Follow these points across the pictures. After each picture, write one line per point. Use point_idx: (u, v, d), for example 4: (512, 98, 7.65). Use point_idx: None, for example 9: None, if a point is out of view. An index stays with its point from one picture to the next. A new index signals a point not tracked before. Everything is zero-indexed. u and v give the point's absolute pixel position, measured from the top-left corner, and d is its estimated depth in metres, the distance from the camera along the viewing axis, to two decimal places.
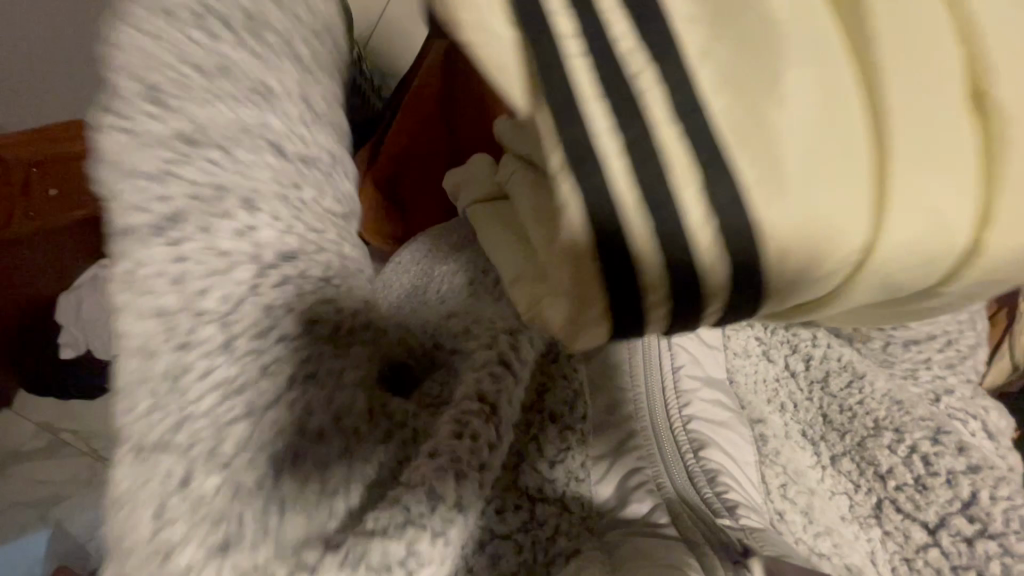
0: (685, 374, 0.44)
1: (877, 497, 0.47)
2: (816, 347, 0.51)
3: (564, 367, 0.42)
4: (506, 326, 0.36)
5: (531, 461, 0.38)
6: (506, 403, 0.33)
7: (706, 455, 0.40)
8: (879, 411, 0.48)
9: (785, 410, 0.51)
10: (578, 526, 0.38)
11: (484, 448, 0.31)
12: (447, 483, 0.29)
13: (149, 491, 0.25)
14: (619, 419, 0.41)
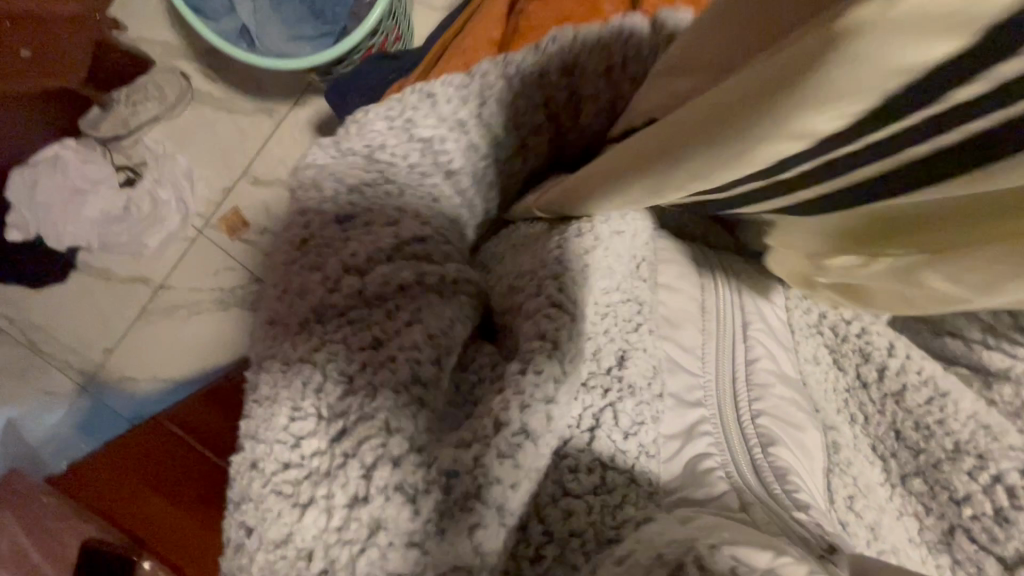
0: (761, 369, 0.44)
1: (950, 524, 0.44)
2: (893, 357, 0.46)
3: (643, 339, 0.41)
4: (553, 272, 0.39)
5: (606, 430, 0.36)
6: (568, 340, 0.36)
7: (773, 450, 0.39)
8: (963, 434, 0.43)
9: (856, 420, 0.49)
10: (645, 498, 0.35)
11: (551, 383, 0.34)
12: (511, 410, 0.33)
13: (290, 395, 0.36)
14: (692, 402, 0.40)
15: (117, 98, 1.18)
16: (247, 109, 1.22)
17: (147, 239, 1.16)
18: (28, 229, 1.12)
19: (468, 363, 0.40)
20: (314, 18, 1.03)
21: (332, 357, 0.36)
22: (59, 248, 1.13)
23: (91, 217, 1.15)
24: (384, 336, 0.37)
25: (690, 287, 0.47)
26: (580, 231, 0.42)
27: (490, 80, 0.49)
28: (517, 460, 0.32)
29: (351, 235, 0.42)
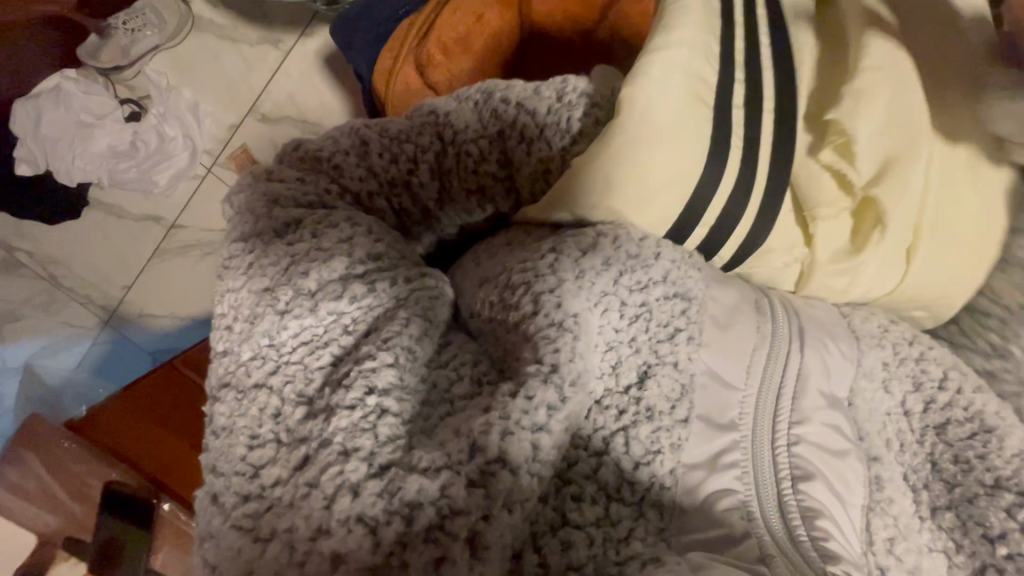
0: (813, 389, 0.39)
1: (981, 563, 0.40)
2: (943, 391, 0.44)
3: (675, 352, 0.37)
4: (547, 283, 0.35)
5: (615, 458, 0.34)
6: (568, 362, 0.33)
7: (804, 486, 0.35)
8: (1005, 470, 0.41)
9: (892, 447, 0.42)
10: (654, 535, 0.33)
11: (542, 411, 0.31)
12: (491, 436, 0.30)
13: (246, 423, 0.34)
14: (723, 424, 0.36)
15: (116, 24, 1.10)
16: (250, 39, 1.14)
17: (156, 176, 1.11)
18: (38, 163, 1.05)
19: (447, 360, 0.37)
20: None
21: (289, 378, 0.34)
22: (70, 182, 1.07)
23: (99, 151, 1.08)
24: (344, 355, 0.35)
25: (743, 285, 0.42)
26: (588, 235, 0.38)
27: (423, 139, 0.44)
28: (490, 489, 0.29)
29: (294, 253, 0.37)
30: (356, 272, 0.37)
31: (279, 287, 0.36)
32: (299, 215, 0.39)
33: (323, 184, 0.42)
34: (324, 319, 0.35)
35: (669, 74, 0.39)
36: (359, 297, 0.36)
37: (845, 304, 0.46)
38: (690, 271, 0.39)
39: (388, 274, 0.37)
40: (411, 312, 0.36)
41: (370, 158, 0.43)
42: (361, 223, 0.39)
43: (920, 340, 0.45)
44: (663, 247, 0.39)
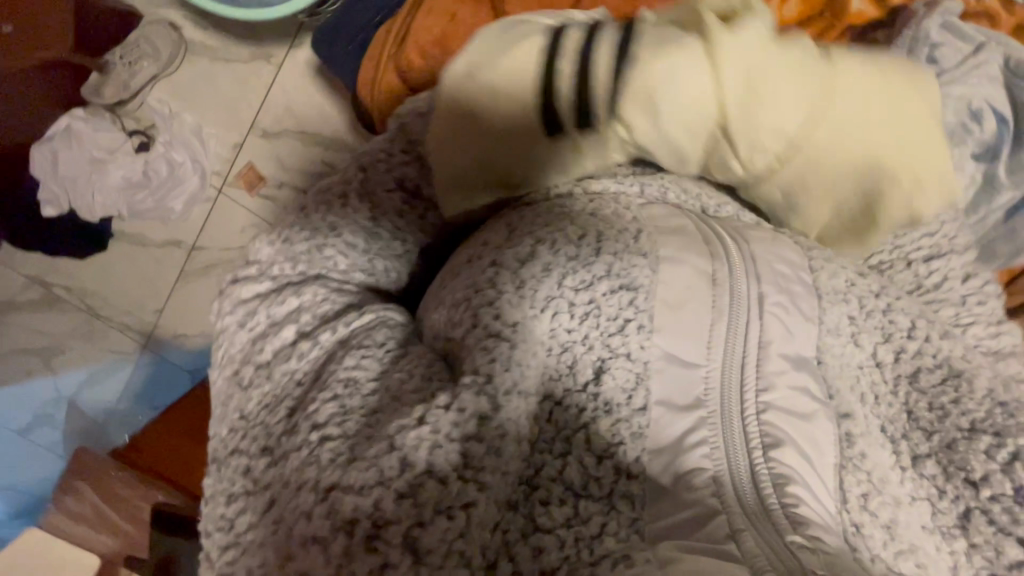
0: (775, 353, 0.40)
1: (965, 506, 0.41)
2: (912, 339, 0.44)
3: (628, 342, 0.38)
4: (486, 298, 0.38)
5: (578, 455, 0.36)
6: (502, 372, 0.35)
7: (773, 455, 0.36)
8: (979, 413, 0.43)
9: (865, 400, 0.42)
10: (628, 528, 0.34)
11: (473, 421, 0.34)
12: (420, 451, 0.32)
13: (223, 488, 0.39)
14: (685, 406, 0.37)
15: (113, 60, 1.14)
16: (241, 57, 1.16)
17: (172, 203, 1.15)
18: (61, 203, 1.09)
19: (399, 364, 0.39)
20: None
21: (255, 437, 0.39)
22: (93, 220, 1.12)
23: (116, 185, 1.12)
24: (297, 403, 0.38)
25: (698, 257, 0.42)
26: (525, 246, 0.41)
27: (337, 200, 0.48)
28: (417, 499, 0.31)
29: (257, 338, 0.44)
30: (298, 325, 0.43)
31: (250, 356, 0.43)
32: (255, 304, 0.46)
33: (271, 261, 0.47)
34: (281, 374, 0.41)
35: (486, 49, 0.45)
36: (301, 346, 0.41)
37: (815, 258, 0.45)
38: (637, 258, 0.41)
39: (323, 317, 0.43)
40: (346, 347, 0.40)
41: (308, 221, 0.48)
42: (305, 292, 0.45)
43: (886, 293, 0.46)
44: (605, 240, 0.41)
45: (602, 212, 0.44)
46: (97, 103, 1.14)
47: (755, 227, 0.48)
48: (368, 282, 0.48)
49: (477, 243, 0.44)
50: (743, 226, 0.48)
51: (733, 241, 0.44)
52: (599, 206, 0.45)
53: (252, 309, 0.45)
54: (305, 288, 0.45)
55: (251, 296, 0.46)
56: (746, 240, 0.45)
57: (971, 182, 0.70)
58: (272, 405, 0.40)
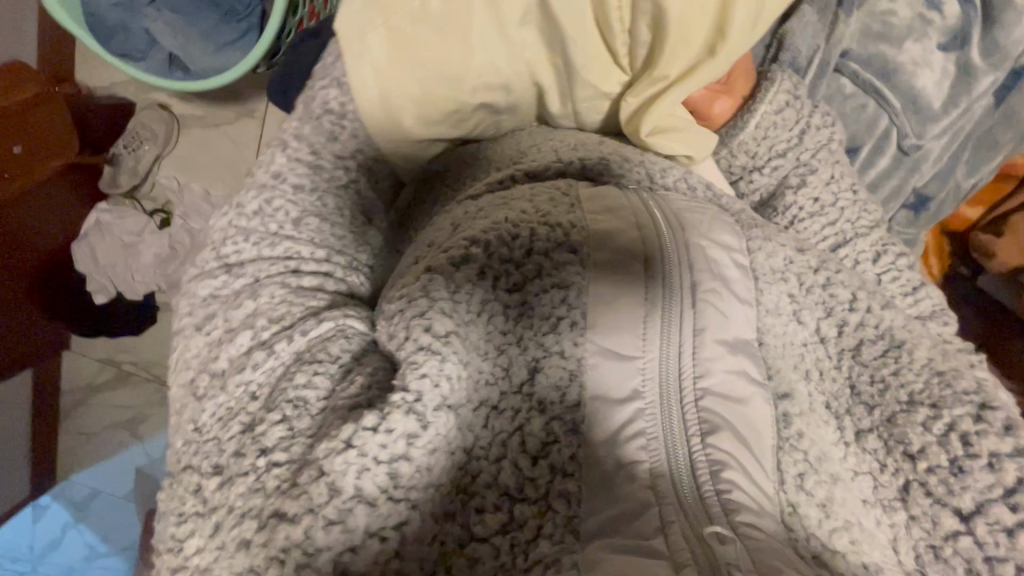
0: (710, 340, 0.38)
1: (905, 479, 0.40)
2: (853, 311, 0.44)
3: (561, 341, 0.38)
4: (418, 307, 0.37)
5: (513, 458, 0.36)
6: (431, 390, 0.35)
7: (713, 442, 0.35)
8: (916, 384, 0.42)
9: (810, 377, 0.42)
10: (562, 528, 0.34)
11: (401, 441, 0.34)
12: (347, 476, 0.33)
13: (175, 505, 0.40)
14: (622, 398, 0.36)
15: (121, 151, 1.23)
16: (228, 118, 1.26)
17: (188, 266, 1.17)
18: (110, 289, 1.19)
19: (348, 375, 0.39)
20: (229, 19, 1.00)
21: (207, 453, 0.39)
22: (138, 297, 1.20)
23: (149, 262, 1.19)
24: (251, 419, 0.39)
25: (627, 249, 0.41)
26: (459, 247, 0.39)
27: (294, 175, 0.51)
28: (348, 524, 0.33)
29: (216, 349, 0.44)
30: (260, 321, 0.43)
31: (209, 366, 0.44)
32: (213, 306, 0.47)
33: (225, 236, 0.49)
34: (235, 391, 0.41)
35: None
36: (258, 353, 0.41)
37: (753, 238, 0.44)
38: (567, 257, 0.40)
39: (278, 307, 0.44)
40: (307, 346, 0.41)
41: (260, 187, 0.51)
42: (262, 294, 0.45)
43: (825, 268, 0.44)
44: (536, 241, 0.40)
45: (539, 202, 0.44)
46: (116, 195, 1.24)
47: (694, 204, 0.47)
48: (323, 268, 0.48)
49: (421, 247, 0.45)
50: (680, 203, 0.46)
51: (666, 225, 0.43)
52: (534, 194, 0.45)
53: (209, 314, 0.46)
54: (268, 287, 0.45)
55: (213, 289, 0.48)
56: (680, 223, 0.43)
57: (943, 74, 0.63)
58: (230, 406, 0.41)
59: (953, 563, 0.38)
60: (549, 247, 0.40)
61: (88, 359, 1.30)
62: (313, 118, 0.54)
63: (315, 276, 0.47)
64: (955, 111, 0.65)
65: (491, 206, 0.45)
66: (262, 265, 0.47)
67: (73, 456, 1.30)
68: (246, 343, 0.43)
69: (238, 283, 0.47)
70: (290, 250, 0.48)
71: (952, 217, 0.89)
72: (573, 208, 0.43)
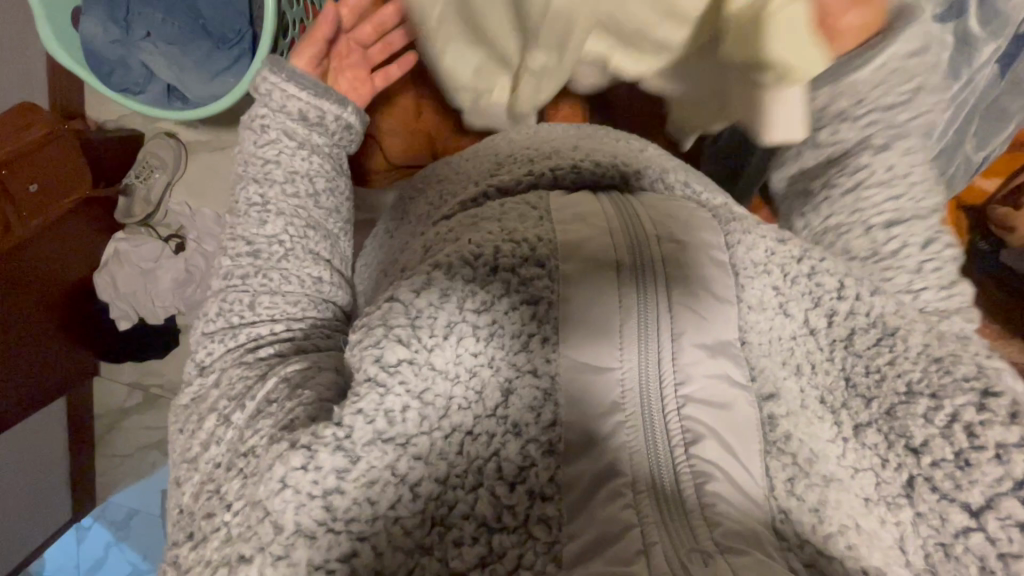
0: (688, 345, 0.38)
1: (909, 475, 0.37)
2: (842, 300, 0.41)
3: (533, 359, 0.38)
4: (373, 336, 0.37)
5: (490, 487, 0.35)
6: (362, 426, 0.35)
7: (696, 450, 0.35)
8: (915, 374, 0.38)
9: (800, 372, 0.42)
10: (543, 556, 0.34)
11: (332, 476, 0.34)
12: (287, 513, 0.33)
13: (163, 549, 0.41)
14: (600, 412, 0.36)
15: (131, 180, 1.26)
16: (231, 141, 1.29)
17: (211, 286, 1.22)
18: (132, 315, 1.23)
19: (290, 405, 0.39)
20: (221, 46, 1.02)
21: (180, 531, 0.40)
22: (158, 320, 1.24)
23: (167, 286, 1.22)
24: (214, 485, 0.39)
25: (602, 257, 0.41)
26: (423, 272, 0.39)
27: (240, 267, 0.51)
28: (291, 559, 0.33)
29: (201, 403, 0.46)
30: (217, 408, 0.43)
31: (185, 456, 0.44)
32: (191, 401, 0.48)
33: (199, 345, 0.50)
34: (200, 470, 0.41)
35: None
36: (212, 445, 0.41)
37: (732, 233, 0.44)
38: (535, 271, 0.40)
39: (233, 387, 0.44)
40: (249, 416, 0.41)
41: (216, 294, 0.51)
42: (224, 379, 0.46)
43: (810, 256, 0.42)
44: (501, 258, 0.40)
45: (508, 220, 0.44)
46: (131, 222, 1.27)
47: (670, 201, 0.47)
48: (283, 332, 0.48)
49: (398, 273, 0.46)
50: (657, 201, 0.47)
51: (643, 232, 0.43)
52: (504, 212, 0.45)
53: (190, 403, 0.47)
54: (230, 371, 0.46)
55: (189, 394, 0.48)
56: (656, 228, 0.43)
57: None
58: (191, 492, 0.41)
59: (965, 562, 0.35)
60: (517, 263, 0.40)
61: (118, 383, 1.36)
62: (288, 150, 0.55)
63: (275, 344, 0.47)
64: (957, 83, 0.62)
65: (462, 226, 0.45)
66: (224, 360, 0.47)
67: (110, 477, 1.38)
68: (208, 431, 0.43)
69: (206, 380, 0.48)
70: (251, 335, 0.48)
71: (966, 190, 0.85)
72: (542, 222, 0.44)
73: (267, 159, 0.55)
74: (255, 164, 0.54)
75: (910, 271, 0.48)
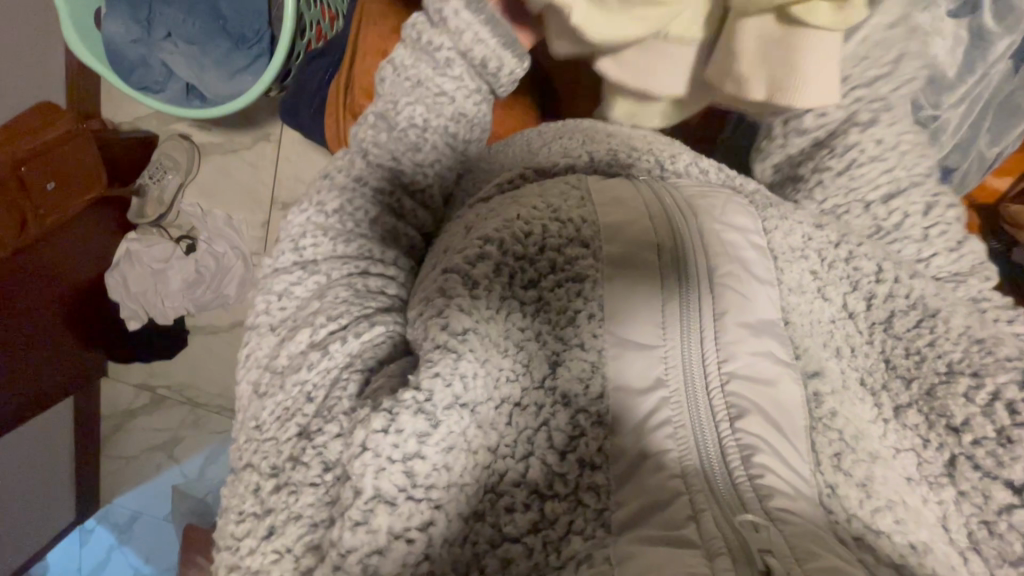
0: (730, 323, 0.39)
1: (951, 453, 0.39)
2: (881, 283, 0.43)
3: (580, 333, 0.38)
4: (436, 307, 0.38)
5: (541, 454, 0.36)
6: (442, 387, 0.35)
7: (742, 425, 0.36)
8: (955, 354, 0.41)
9: (841, 354, 0.43)
10: (593, 522, 0.34)
11: (413, 439, 0.34)
12: (367, 476, 0.33)
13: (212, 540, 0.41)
14: (645, 387, 0.37)
15: (144, 181, 1.27)
16: (247, 143, 1.28)
17: (227, 289, 1.25)
18: (142, 315, 1.22)
19: (339, 383, 0.40)
20: (240, 46, 1.04)
21: (265, 453, 0.39)
22: (168, 320, 1.24)
23: (178, 287, 1.23)
24: (307, 422, 0.39)
25: (645, 240, 0.42)
26: (473, 246, 0.39)
27: (333, 193, 0.50)
28: (371, 525, 0.33)
29: (244, 387, 0.46)
30: (306, 335, 0.43)
31: (272, 363, 0.44)
32: (277, 320, 0.46)
33: (303, 231, 0.49)
34: (251, 443, 0.41)
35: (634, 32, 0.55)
36: (303, 369, 0.41)
37: (769, 218, 0.45)
38: (579, 251, 0.41)
39: (337, 305, 0.44)
40: (342, 346, 0.41)
41: (261, 275, 0.49)
42: (328, 295, 0.45)
43: (846, 241, 0.45)
44: (549, 237, 0.41)
45: (550, 196, 0.44)
46: (143, 222, 1.28)
47: (705, 189, 0.47)
48: (389, 271, 0.48)
49: (437, 249, 0.46)
50: (692, 187, 0.48)
51: (685, 214, 0.44)
52: (545, 191, 0.45)
53: (237, 377, 0.47)
54: (321, 299, 0.45)
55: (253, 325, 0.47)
56: (694, 212, 0.44)
57: (956, 41, 0.61)
58: (239, 468, 0.41)
59: (1010, 539, 0.37)
60: (565, 242, 0.41)
61: (125, 383, 1.36)
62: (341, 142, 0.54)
63: (383, 278, 0.47)
64: (972, 77, 0.62)
65: (502, 204, 0.45)
66: (321, 279, 0.46)
67: (115, 479, 1.38)
68: (293, 352, 0.43)
69: (288, 310, 0.46)
70: (364, 249, 0.48)
71: (979, 188, 0.86)
72: (584, 202, 0.44)
73: (443, 88, 0.52)
74: (429, 89, 0.52)
75: (918, 240, 0.51)
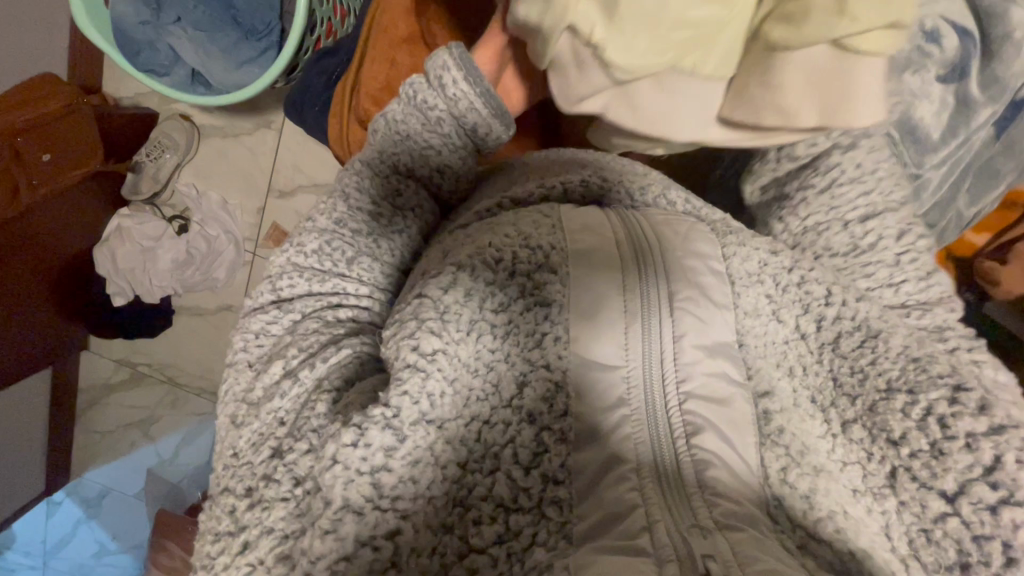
0: (688, 345, 0.41)
1: (891, 466, 0.42)
2: (830, 305, 0.46)
3: (546, 354, 0.40)
4: (408, 328, 0.40)
5: (506, 470, 0.38)
6: (411, 404, 0.37)
7: (697, 441, 0.38)
8: (893, 371, 0.43)
9: (793, 373, 0.46)
10: (556, 534, 0.36)
11: (380, 453, 0.36)
12: (337, 488, 0.35)
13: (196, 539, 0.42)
14: (606, 407, 0.39)
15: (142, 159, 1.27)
16: (247, 128, 1.27)
17: (216, 271, 1.26)
18: (127, 292, 1.22)
19: (307, 406, 0.41)
20: (249, 38, 1.04)
21: (241, 477, 0.41)
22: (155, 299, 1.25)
23: (166, 267, 1.24)
24: (279, 443, 0.41)
25: (608, 269, 0.44)
26: (448, 272, 0.42)
27: (310, 236, 0.52)
28: (339, 533, 0.35)
29: (232, 397, 0.48)
30: (275, 369, 0.45)
31: (248, 398, 0.46)
32: (253, 357, 0.49)
33: (282, 273, 0.51)
34: (238, 452, 0.43)
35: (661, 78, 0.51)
36: (274, 398, 0.43)
37: (728, 245, 0.47)
38: (548, 277, 0.43)
39: (311, 336, 0.47)
40: (309, 371, 0.43)
41: (248, 310, 0.52)
42: (300, 329, 0.48)
43: (800, 266, 0.47)
44: (518, 264, 0.43)
45: (523, 225, 0.46)
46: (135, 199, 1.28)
47: (671, 217, 0.50)
48: (362, 303, 0.51)
49: (416, 272, 0.48)
50: (661, 216, 0.51)
51: (650, 241, 0.46)
52: (519, 219, 0.47)
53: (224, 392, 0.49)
54: (296, 335, 0.48)
55: (233, 363, 0.50)
56: (658, 238, 0.47)
57: (942, 106, 0.64)
58: (225, 468, 0.43)
59: (945, 546, 0.40)
60: (535, 269, 0.43)
61: (105, 359, 1.36)
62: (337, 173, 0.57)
63: (354, 309, 0.50)
64: (953, 141, 0.65)
65: (479, 231, 0.47)
66: (293, 319, 0.49)
67: (87, 453, 1.38)
68: (266, 382, 0.45)
69: (270, 340, 0.49)
70: (338, 287, 0.51)
71: (957, 242, 0.86)
72: (555, 230, 0.46)
73: (430, 143, 0.55)
74: (417, 143, 0.55)
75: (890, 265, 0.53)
